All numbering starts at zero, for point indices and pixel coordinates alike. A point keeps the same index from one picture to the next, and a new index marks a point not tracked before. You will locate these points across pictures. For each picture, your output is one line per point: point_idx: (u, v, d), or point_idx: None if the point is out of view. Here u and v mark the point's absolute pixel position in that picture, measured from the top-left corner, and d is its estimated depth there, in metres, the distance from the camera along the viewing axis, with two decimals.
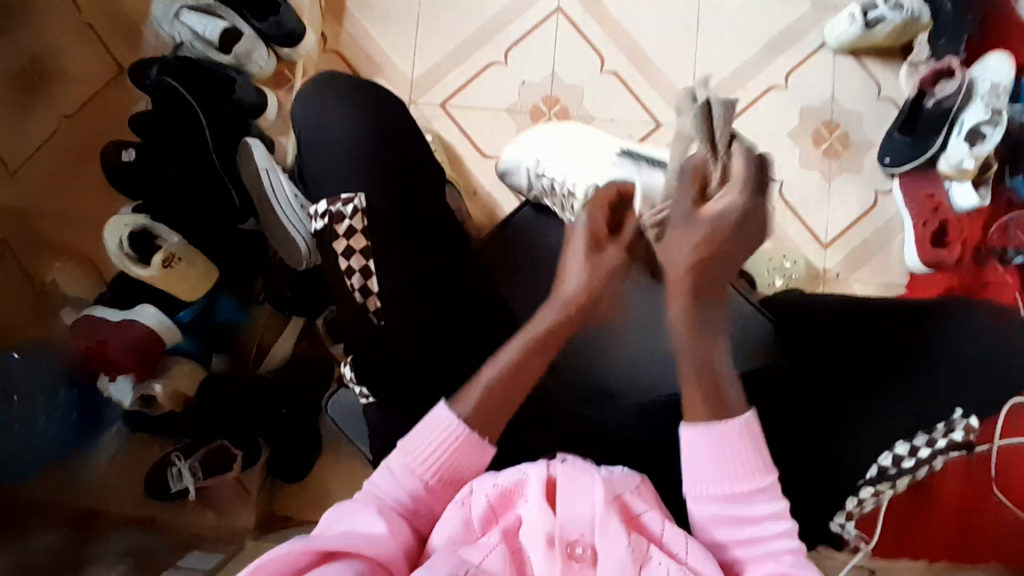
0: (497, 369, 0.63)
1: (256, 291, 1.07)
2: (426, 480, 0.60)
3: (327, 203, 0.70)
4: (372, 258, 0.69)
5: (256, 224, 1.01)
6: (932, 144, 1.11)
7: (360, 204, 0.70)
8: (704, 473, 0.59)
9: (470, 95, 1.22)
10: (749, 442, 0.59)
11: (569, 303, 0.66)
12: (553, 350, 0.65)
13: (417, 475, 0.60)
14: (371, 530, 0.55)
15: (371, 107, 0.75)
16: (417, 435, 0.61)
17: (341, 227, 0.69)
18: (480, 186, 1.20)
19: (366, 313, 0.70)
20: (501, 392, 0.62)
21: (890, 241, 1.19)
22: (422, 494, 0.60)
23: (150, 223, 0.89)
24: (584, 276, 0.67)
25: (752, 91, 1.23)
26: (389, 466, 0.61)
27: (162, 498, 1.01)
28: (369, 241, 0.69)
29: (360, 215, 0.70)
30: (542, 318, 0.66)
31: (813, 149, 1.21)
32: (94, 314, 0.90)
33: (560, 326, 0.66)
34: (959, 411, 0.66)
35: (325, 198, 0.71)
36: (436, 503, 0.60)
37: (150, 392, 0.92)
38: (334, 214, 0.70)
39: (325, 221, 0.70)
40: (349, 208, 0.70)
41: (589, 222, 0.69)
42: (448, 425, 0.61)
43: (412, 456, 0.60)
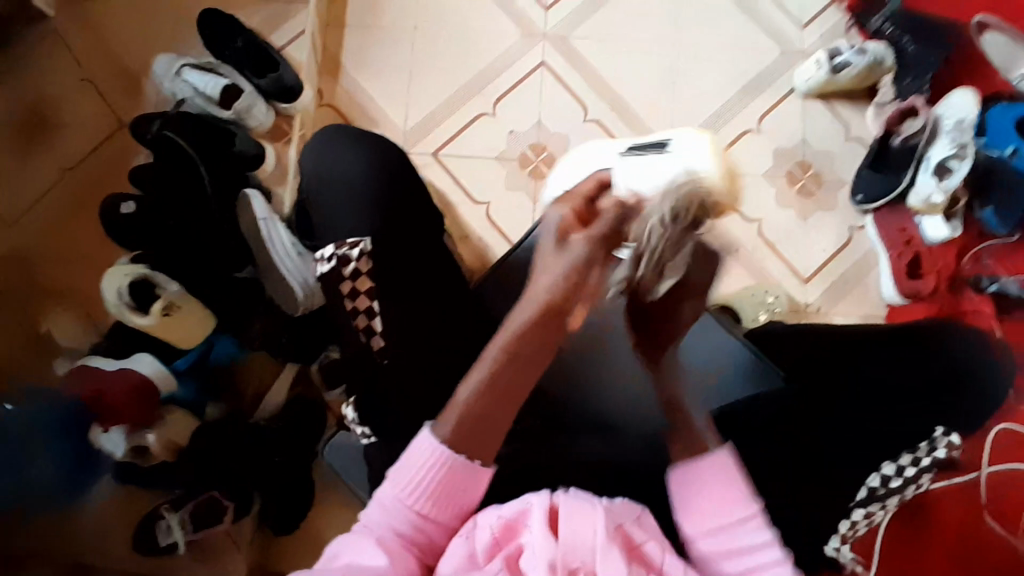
0: (472, 390, 0.58)
1: (250, 334, 1.03)
2: (419, 510, 0.59)
3: (334, 247, 0.73)
4: (377, 300, 0.72)
5: (253, 271, 1.03)
6: (902, 178, 1.17)
7: (366, 247, 0.73)
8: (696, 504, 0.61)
9: (461, 143, 1.28)
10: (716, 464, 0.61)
11: (544, 304, 0.57)
12: (542, 357, 0.58)
13: (411, 505, 0.59)
14: (372, 563, 0.56)
15: (368, 154, 0.78)
16: (402, 467, 0.60)
17: (346, 270, 0.71)
18: (472, 229, 1.24)
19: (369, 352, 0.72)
20: (480, 413, 0.58)
21: (868, 273, 1.23)
22: (422, 524, 0.60)
23: (150, 272, 0.91)
24: (563, 274, 0.57)
25: (728, 134, 1.29)
26: (382, 500, 0.60)
27: (151, 554, 0.99)
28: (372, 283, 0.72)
29: (366, 259, 0.72)
30: (513, 322, 0.58)
31: (788, 187, 1.27)
32: (90, 364, 0.90)
33: (540, 331, 0.57)
34: (943, 428, 0.72)
35: (332, 243, 0.74)
36: (438, 534, 0.60)
37: (144, 442, 0.92)
38: (341, 258, 0.72)
39: (332, 264, 0.72)
40: (355, 251, 0.72)
41: (557, 217, 0.62)
42: (431, 452, 0.59)
43: (402, 487, 0.59)
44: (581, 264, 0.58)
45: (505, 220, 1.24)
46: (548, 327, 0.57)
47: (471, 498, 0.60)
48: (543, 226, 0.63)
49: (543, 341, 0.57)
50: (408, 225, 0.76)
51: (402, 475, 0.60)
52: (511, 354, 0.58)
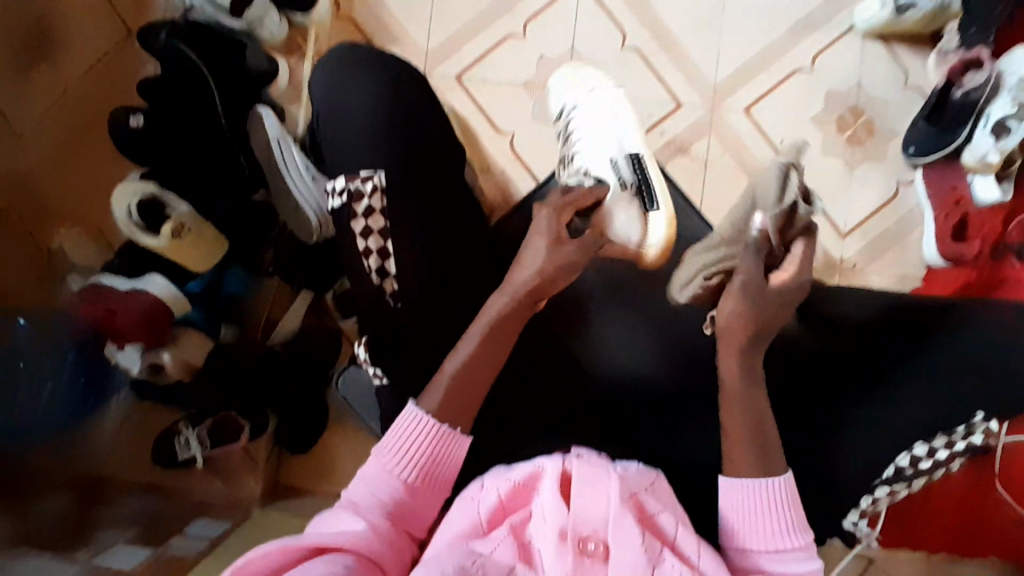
0: (457, 362, 0.64)
1: (264, 261, 1.04)
2: (408, 480, 0.60)
3: (345, 180, 0.68)
4: (390, 239, 0.68)
5: (266, 194, 1.00)
6: (957, 135, 1.06)
7: (379, 182, 0.68)
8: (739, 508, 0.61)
9: (486, 68, 1.19)
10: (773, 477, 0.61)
11: (519, 290, 0.67)
12: (507, 338, 0.66)
13: (399, 477, 0.60)
14: (352, 529, 0.56)
15: (384, 79, 0.72)
16: (390, 434, 0.62)
17: (360, 206, 0.67)
18: (494, 162, 1.17)
19: (382, 294, 0.68)
20: (464, 376, 0.64)
21: (910, 232, 1.16)
22: (408, 497, 0.60)
23: (159, 191, 0.87)
24: (540, 265, 0.68)
25: (777, 73, 1.19)
26: (370, 473, 0.61)
27: (169, 465, 1.02)
28: (387, 221, 0.68)
29: (380, 196, 0.68)
30: (495, 306, 0.67)
31: (836, 135, 1.18)
32: (101, 281, 0.89)
33: (510, 312, 0.67)
34: (981, 415, 0.66)
35: (343, 175, 0.69)
36: (423, 504, 0.61)
37: (159, 360, 0.92)
38: (354, 192, 0.68)
39: (344, 199, 0.68)
40: (368, 186, 0.68)
41: (548, 221, 0.71)
42: (418, 423, 0.62)
43: (393, 458, 0.61)
44: (555, 263, 0.68)
45: (530, 154, 1.17)
46: (524, 310, 0.67)
47: (453, 468, 0.63)
48: (534, 226, 0.72)
49: (519, 319, 0.67)
50: (427, 157, 0.71)
51: (393, 447, 0.61)
52: (490, 329, 0.66)
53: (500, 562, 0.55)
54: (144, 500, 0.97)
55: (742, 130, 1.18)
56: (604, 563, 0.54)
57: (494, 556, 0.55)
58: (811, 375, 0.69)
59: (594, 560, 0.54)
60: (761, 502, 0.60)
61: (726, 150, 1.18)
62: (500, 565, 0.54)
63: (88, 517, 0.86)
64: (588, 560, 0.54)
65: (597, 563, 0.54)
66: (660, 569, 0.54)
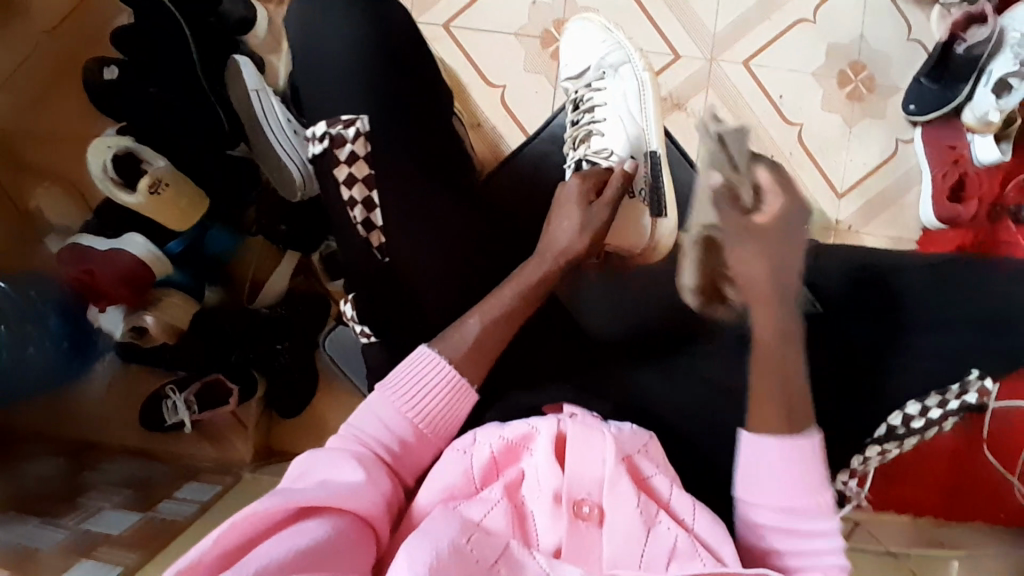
0: (479, 323, 0.63)
1: (246, 219, 1.01)
2: (415, 424, 0.59)
3: (326, 125, 0.66)
4: (375, 189, 0.66)
5: (246, 150, 0.96)
6: (960, 93, 1.06)
7: (361, 128, 0.66)
8: (770, 487, 0.56)
9: (475, 16, 1.13)
10: (810, 459, 0.56)
11: (559, 256, 0.68)
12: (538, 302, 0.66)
13: (404, 417, 0.59)
14: (350, 479, 0.53)
15: (368, 18, 0.68)
16: (401, 374, 0.61)
17: (342, 152, 0.65)
18: (484, 117, 1.13)
19: (369, 248, 0.66)
20: (491, 337, 0.63)
21: (909, 193, 1.14)
22: (410, 440, 0.59)
23: (134, 145, 0.83)
24: (576, 235, 0.69)
25: (778, 24, 1.15)
26: (377, 410, 0.59)
27: (158, 429, 1.01)
28: (372, 168, 0.66)
29: (363, 140, 0.65)
30: (534, 269, 0.67)
31: (837, 90, 1.15)
32: (81, 243, 0.85)
33: (550, 276, 0.67)
34: (977, 372, 0.62)
35: (323, 120, 0.66)
36: (423, 449, 0.60)
37: (141, 323, 0.88)
38: (335, 137, 0.65)
39: (326, 144, 0.65)
40: (350, 132, 0.65)
41: (580, 183, 0.72)
42: (436, 368, 0.61)
43: (401, 397, 0.60)
44: (591, 227, 0.70)
45: (522, 109, 1.13)
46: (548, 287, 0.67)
47: (457, 425, 0.62)
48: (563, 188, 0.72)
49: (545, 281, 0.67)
50: (413, 106, 0.68)
51: (401, 386, 0.60)
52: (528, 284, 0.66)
53: (493, 527, 0.53)
54: (129, 464, 0.94)
55: (741, 83, 1.15)
56: (598, 526, 0.55)
57: (486, 521, 0.53)
58: None
59: (589, 523, 0.55)
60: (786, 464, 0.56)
61: (724, 106, 1.14)
62: (497, 530, 0.53)
63: (77, 481, 0.86)
64: (582, 524, 0.54)
65: (592, 526, 0.55)
66: (654, 529, 0.54)
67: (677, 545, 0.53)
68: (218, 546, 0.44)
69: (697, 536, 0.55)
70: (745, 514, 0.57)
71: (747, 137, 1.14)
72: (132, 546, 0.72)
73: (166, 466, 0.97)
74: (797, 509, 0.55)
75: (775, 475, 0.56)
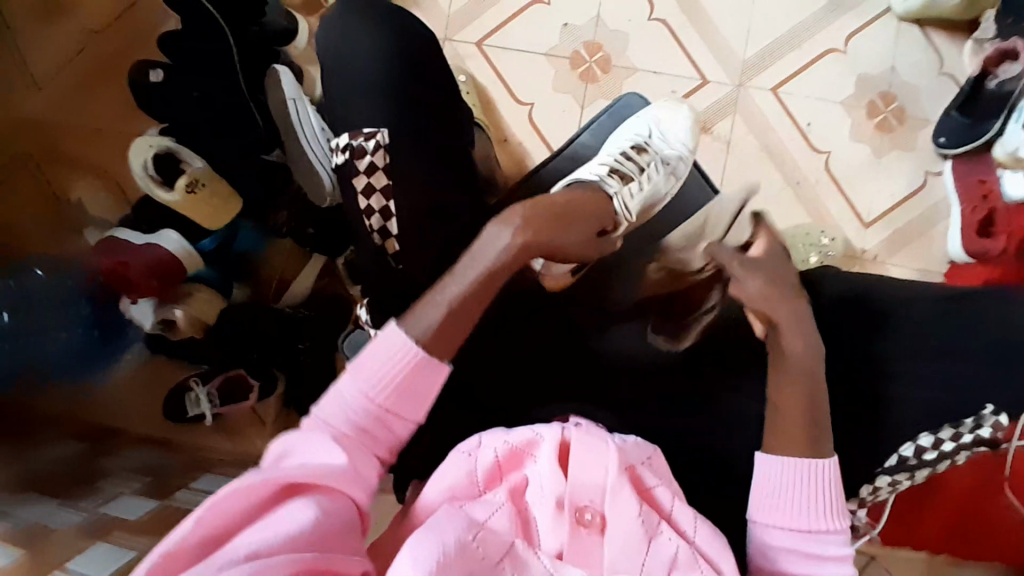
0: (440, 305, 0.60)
1: (278, 221, 1.01)
2: (380, 405, 0.57)
3: (349, 136, 0.69)
4: (392, 200, 0.67)
5: (281, 155, 0.98)
6: (989, 127, 1.06)
7: (382, 140, 0.68)
8: (787, 504, 0.58)
9: (506, 35, 1.16)
10: (826, 484, 0.58)
11: (514, 245, 0.63)
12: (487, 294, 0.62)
13: (367, 398, 0.57)
14: (329, 462, 0.54)
15: (401, 33, 0.71)
16: (370, 356, 0.58)
17: (362, 162, 0.67)
18: (511, 133, 1.15)
19: (383, 254, 0.68)
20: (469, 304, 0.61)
21: (935, 225, 1.13)
22: (381, 420, 0.57)
23: (174, 145, 0.87)
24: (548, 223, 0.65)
25: (808, 52, 1.15)
26: (342, 393, 0.58)
27: (180, 420, 1.04)
28: (389, 178, 0.67)
29: (383, 152, 0.68)
30: (486, 253, 0.63)
31: (865, 120, 1.14)
32: (118, 237, 0.90)
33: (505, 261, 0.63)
34: (991, 408, 0.62)
35: (347, 131, 0.69)
36: (395, 426, 0.58)
37: (171, 316, 0.92)
38: (356, 149, 0.68)
39: (347, 155, 0.68)
40: (371, 143, 0.68)
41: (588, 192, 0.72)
42: (401, 348, 0.58)
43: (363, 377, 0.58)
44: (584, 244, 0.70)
45: (548, 126, 1.15)
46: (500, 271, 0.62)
47: (428, 400, 0.59)
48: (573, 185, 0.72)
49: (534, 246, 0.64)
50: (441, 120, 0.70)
51: (364, 366, 0.58)
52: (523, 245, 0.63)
53: (497, 526, 0.54)
54: (149, 452, 0.97)
55: (769, 109, 1.15)
56: (600, 534, 0.55)
57: (490, 522, 0.54)
58: None
59: (591, 530, 0.55)
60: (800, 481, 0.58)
61: (750, 131, 1.15)
62: (500, 530, 0.54)
63: (97, 465, 0.89)
64: (584, 530, 0.55)
65: (593, 533, 0.55)
66: (655, 540, 0.55)
67: (677, 556, 0.54)
68: (204, 526, 0.46)
69: (697, 549, 0.56)
70: (761, 536, 0.59)
71: (773, 163, 1.14)
72: (145, 531, 0.74)
73: (183, 456, 0.99)
74: (814, 532, 0.57)
75: (792, 498, 0.58)
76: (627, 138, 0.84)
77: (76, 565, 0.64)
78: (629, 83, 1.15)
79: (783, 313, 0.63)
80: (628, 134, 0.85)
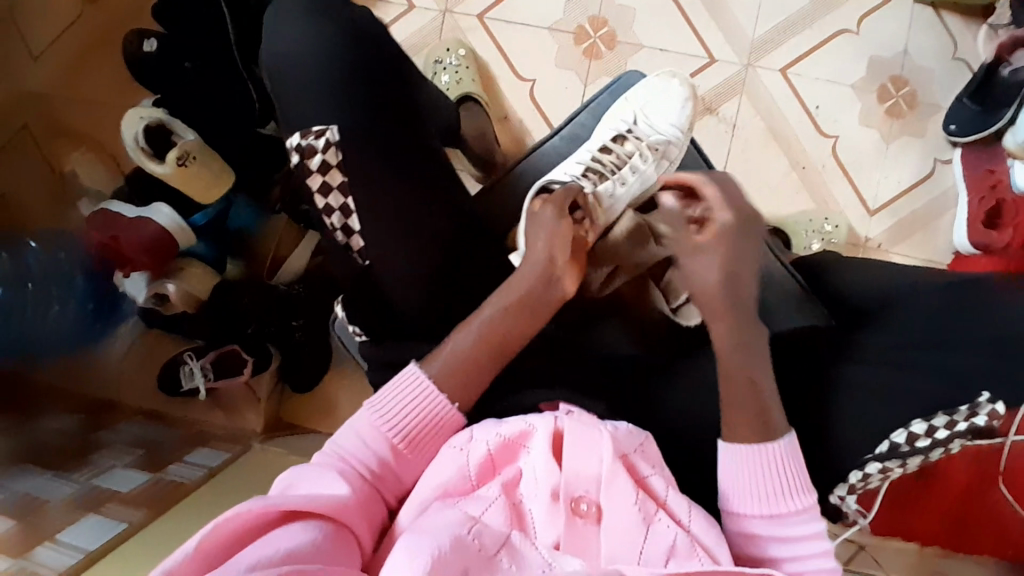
0: (468, 336, 0.63)
1: (273, 197, 1.03)
2: (393, 441, 0.59)
3: (299, 136, 0.66)
4: (351, 197, 0.66)
5: (276, 129, 0.95)
6: (1000, 117, 1.02)
7: (332, 138, 0.66)
8: (753, 493, 0.58)
9: (509, 8, 1.13)
10: (789, 462, 0.58)
11: (551, 272, 0.66)
12: (528, 318, 0.64)
13: (382, 434, 0.59)
14: (335, 492, 0.53)
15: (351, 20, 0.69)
16: (386, 393, 0.60)
17: (313, 162, 0.66)
18: (512, 110, 1.12)
19: (349, 252, 0.68)
20: (472, 359, 0.62)
21: (942, 215, 1.11)
22: (389, 458, 0.59)
23: (166, 118, 0.86)
24: (553, 241, 0.67)
25: (819, 33, 1.12)
26: (357, 429, 0.59)
27: (174, 394, 1.04)
28: (345, 175, 0.66)
29: (333, 150, 0.65)
30: (518, 285, 0.65)
31: (875, 105, 1.11)
32: (111, 209, 0.89)
33: (535, 292, 0.65)
34: (986, 395, 0.59)
35: (298, 132, 0.67)
36: (402, 468, 0.59)
37: (163, 291, 0.91)
38: (306, 148, 0.66)
39: (298, 157, 0.66)
40: (321, 142, 0.66)
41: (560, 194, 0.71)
42: (416, 381, 0.61)
43: (379, 413, 0.60)
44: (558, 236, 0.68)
45: (550, 104, 1.12)
46: (539, 289, 0.65)
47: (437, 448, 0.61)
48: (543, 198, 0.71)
49: (530, 302, 0.65)
50: None
51: (382, 405, 0.60)
52: (518, 302, 0.64)
53: (490, 522, 0.53)
54: (143, 425, 0.98)
55: (776, 91, 1.12)
56: (596, 524, 0.55)
57: (484, 517, 0.54)
58: (815, 350, 0.67)
59: (587, 521, 0.55)
60: (763, 470, 0.58)
61: (757, 112, 1.12)
62: (494, 524, 0.53)
63: (92, 437, 0.89)
64: (580, 521, 0.55)
65: (590, 523, 0.55)
66: (653, 529, 0.55)
67: (675, 544, 0.54)
68: (203, 546, 0.44)
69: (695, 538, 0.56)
70: (733, 522, 0.59)
71: (780, 147, 1.12)
72: (137, 503, 0.75)
73: (178, 429, 1.00)
74: (782, 512, 0.57)
75: (755, 484, 0.58)
76: (611, 123, 0.83)
77: (69, 538, 0.65)
78: (633, 61, 1.11)
79: (726, 315, 0.63)
80: (613, 116, 0.83)
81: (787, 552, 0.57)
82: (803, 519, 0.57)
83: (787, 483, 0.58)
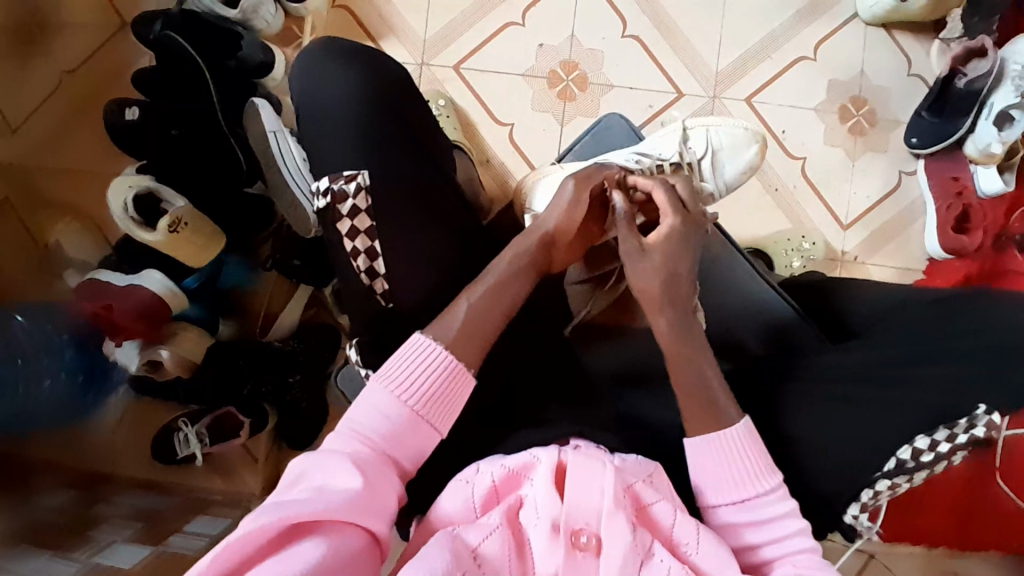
0: (469, 302, 0.65)
1: (263, 253, 1.06)
2: (412, 407, 0.60)
3: (329, 181, 0.69)
4: (378, 240, 0.68)
5: (262, 187, 1.00)
6: (960, 125, 1.08)
7: (362, 183, 0.69)
8: (718, 481, 0.60)
9: (483, 58, 1.17)
10: (747, 451, 0.60)
11: (544, 238, 0.71)
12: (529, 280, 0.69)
13: (400, 401, 0.60)
14: (348, 485, 0.54)
15: (370, 67, 0.73)
16: (397, 362, 0.61)
17: (344, 206, 0.68)
18: (493, 154, 1.16)
19: (373, 295, 0.69)
20: (476, 328, 0.64)
21: (912, 224, 1.15)
22: (406, 423, 0.60)
23: (155, 185, 0.86)
24: (561, 217, 0.71)
25: (780, 60, 1.18)
26: (374, 403, 0.60)
27: (169, 462, 1.03)
28: (373, 221, 0.68)
29: (364, 194, 0.68)
30: (515, 248, 0.69)
31: (838, 124, 1.17)
32: (99, 277, 0.88)
33: (537, 257, 0.70)
34: (983, 407, 0.58)
35: (327, 176, 0.70)
36: (417, 430, 0.60)
37: (157, 358, 0.90)
38: (337, 193, 0.68)
39: (328, 200, 0.69)
40: (352, 186, 0.68)
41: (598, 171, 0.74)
42: (428, 354, 0.62)
43: (392, 382, 0.61)
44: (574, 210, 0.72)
45: (530, 146, 1.16)
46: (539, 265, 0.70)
47: (455, 410, 0.62)
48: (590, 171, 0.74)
49: (534, 258, 0.70)
50: (416, 150, 0.72)
51: (396, 374, 0.61)
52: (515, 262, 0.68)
53: (487, 553, 0.54)
54: (139, 497, 0.95)
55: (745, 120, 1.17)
56: (595, 557, 0.55)
57: (483, 547, 0.54)
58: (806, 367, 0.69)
59: (586, 553, 0.55)
60: (724, 455, 0.60)
61: None
62: (490, 555, 0.54)
63: (88, 512, 0.85)
64: (580, 554, 0.55)
65: (589, 556, 0.55)
66: (648, 564, 0.55)
67: None
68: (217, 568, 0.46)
69: (694, 565, 0.56)
70: (713, 518, 0.61)
71: None
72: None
73: (174, 498, 0.97)
74: (747, 494, 0.59)
75: (719, 484, 0.60)
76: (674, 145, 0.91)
77: None
78: (606, 99, 1.16)
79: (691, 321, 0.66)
80: (683, 144, 0.91)
81: (768, 538, 0.58)
82: (771, 500, 0.59)
83: (750, 470, 0.59)
